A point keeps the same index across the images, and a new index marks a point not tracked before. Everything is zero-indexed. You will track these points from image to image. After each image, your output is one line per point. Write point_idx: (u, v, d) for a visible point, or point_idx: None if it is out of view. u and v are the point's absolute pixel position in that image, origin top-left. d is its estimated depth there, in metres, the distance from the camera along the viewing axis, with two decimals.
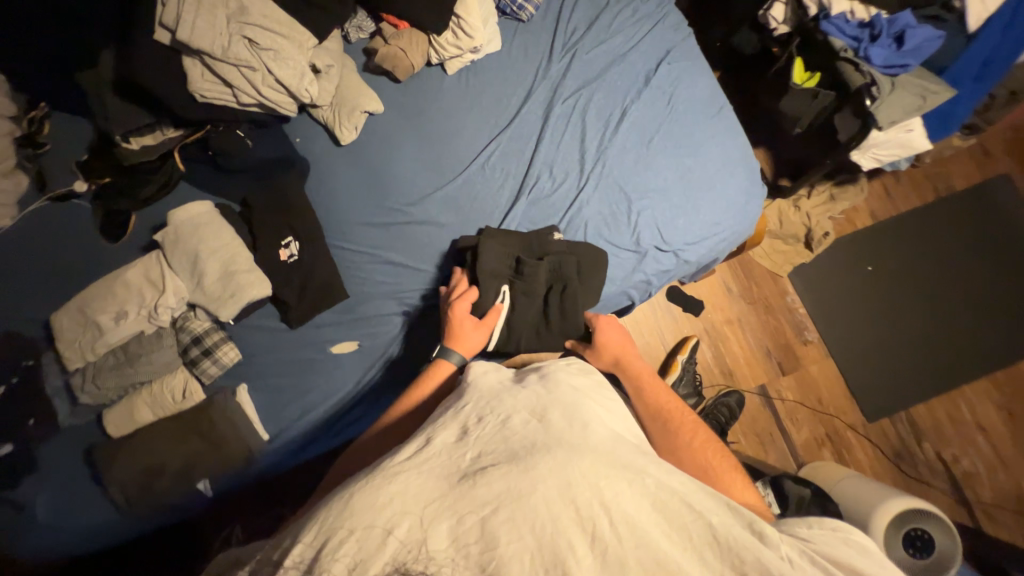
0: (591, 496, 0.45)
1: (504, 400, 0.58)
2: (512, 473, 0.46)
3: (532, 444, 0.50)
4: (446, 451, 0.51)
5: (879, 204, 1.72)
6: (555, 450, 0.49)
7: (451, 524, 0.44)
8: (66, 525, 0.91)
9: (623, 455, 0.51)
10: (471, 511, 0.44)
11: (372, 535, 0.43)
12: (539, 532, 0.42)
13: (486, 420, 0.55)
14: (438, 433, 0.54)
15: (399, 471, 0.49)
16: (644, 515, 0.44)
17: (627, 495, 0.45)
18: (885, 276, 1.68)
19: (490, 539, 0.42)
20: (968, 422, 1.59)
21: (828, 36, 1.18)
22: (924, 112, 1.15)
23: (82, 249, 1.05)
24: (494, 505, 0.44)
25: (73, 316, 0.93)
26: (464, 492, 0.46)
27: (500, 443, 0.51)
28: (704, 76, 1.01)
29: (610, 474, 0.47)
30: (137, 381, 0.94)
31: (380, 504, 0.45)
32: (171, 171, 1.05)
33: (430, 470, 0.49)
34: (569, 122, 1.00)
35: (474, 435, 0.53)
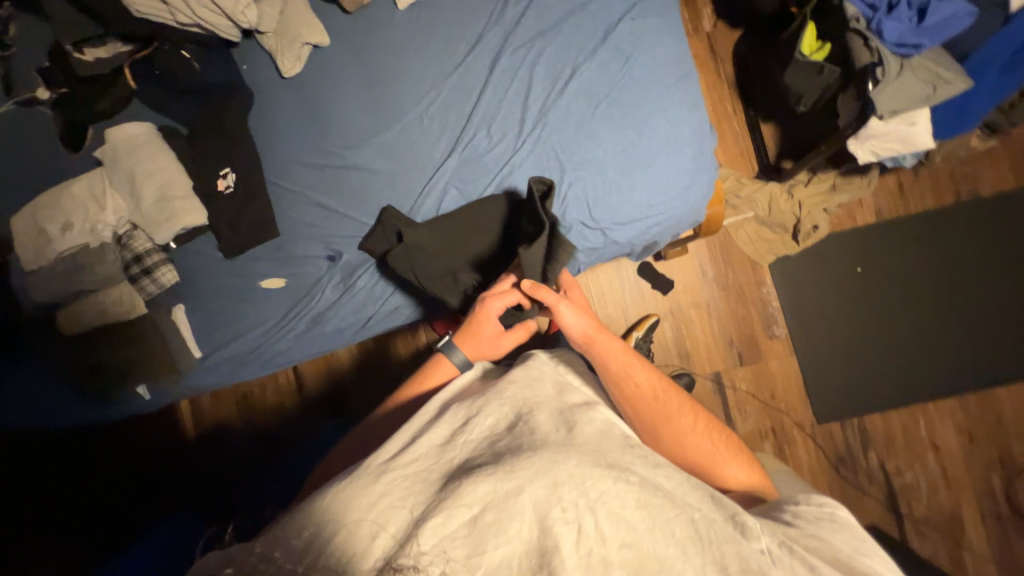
0: (577, 495, 0.48)
1: (489, 398, 0.61)
2: (500, 475, 0.49)
3: (519, 446, 0.53)
4: (434, 454, 0.54)
5: (887, 201, 1.57)
6: (541, 452, 0.51)
7: (439, 523, 0.46)
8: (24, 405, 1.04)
9: (610, 453, 0.54)
10: (462, 512, 0.47)
11: (366, 529, 0.47)
12: (529, 532, 0.46)
13: (473, 424, 0.57)
14: (425, 434, 0.57)
15: (390, 471, 0.52)
16: (629, 512, 0.48)
17: (612, 493, 0.49)
18: (875, 279, 1.57)
19: (481, 542, 0.45)
20: (922, 439, 1.55)
21: (843, 1, 1.02)
22: (932, 104, 1.02)
23: (42, 157, 1.09)
24: (484, 506, 0.47)
25: (26, 221, 0.99)
26: (451, 493, 0.48)
27: (488, 447, 0.54)
28: (672, 36, 0.90)
29: (595, 472, 0.50)
30: (83, 289, 1.01)
31: (368, 501, 0.49)
32: (122, 87, 1.05)
33: (421, 472, 0.52)
34: (515, 76, 0.93)
35: (461, 439, 0.56)
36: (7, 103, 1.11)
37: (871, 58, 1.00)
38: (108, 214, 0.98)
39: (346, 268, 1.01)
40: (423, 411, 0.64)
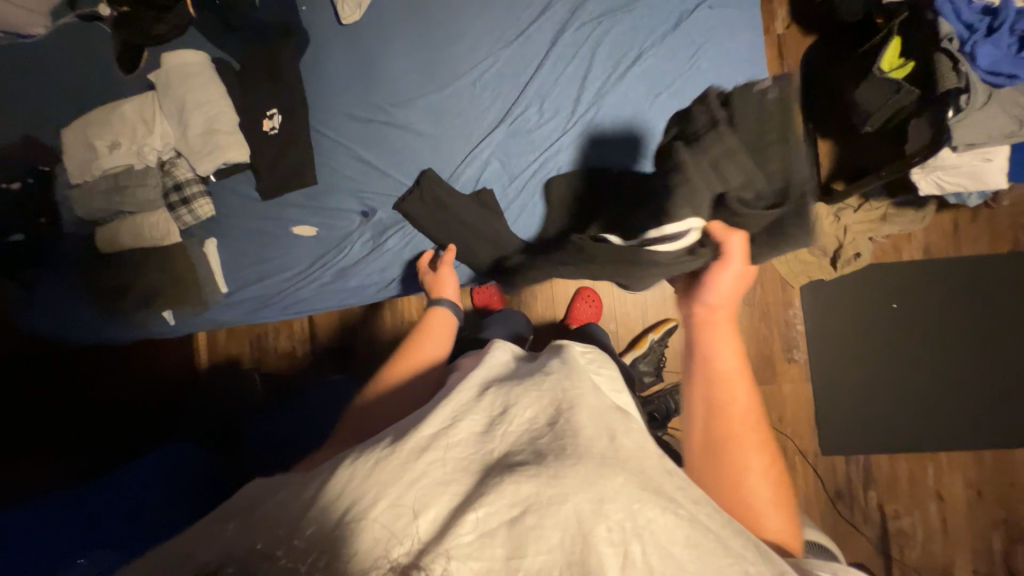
0: (624, 516, 0.37)
1: (528, 386, 0.48)
2: (546, 476, 0.39)
3: (562, 447, 0.42)
4: (472, 442, 0.43)
5: (937, 239, 1.50)
6: (589, 458, 0.40)
7: (468, 524, 0.37)
8: (58, 312, 1.08)
9: (663, 475, 0.43)
10: (500, 513, 0.37)
11: (394, 513, 0.38)
12: (569, 549, 0.36)
13: (512, 411, 0.45)
14: (461, 416, 0.45)
15: (427, 450, 0.42)
16: (681, 547, 0.38)
17: (663, 525, 0.38)
18: (909, 318, 1.51)
19: (519, 544, 0.36)
20: (927, 487, 1.51)
21: (939, 16, 0.95)
22: (1013, 141, 0.96)
23: (97, 74, 1.11)
24: (524, 509, 0.37)
25: (77, 135, 1.01)
26: (491, 488, 0.39)
27: (528, 441, 0.43)
28: (748, 32, 0.86)
29: (645, 495, 0.39)
30: (122, 210, 1.03)
31: (401, 480, 0.40)
32: (182, 14, 1.05)
33: (449, 461, 0.41)
34: (577, 53, 0.90)
35: (500, 430, 0.44)
36: (70, 16, 1.13)
37: (957, 84, 0.94)
38: (154, 138, 0.99)
39: (377, 226, 1.00)
40: (460, 382, 0.52)
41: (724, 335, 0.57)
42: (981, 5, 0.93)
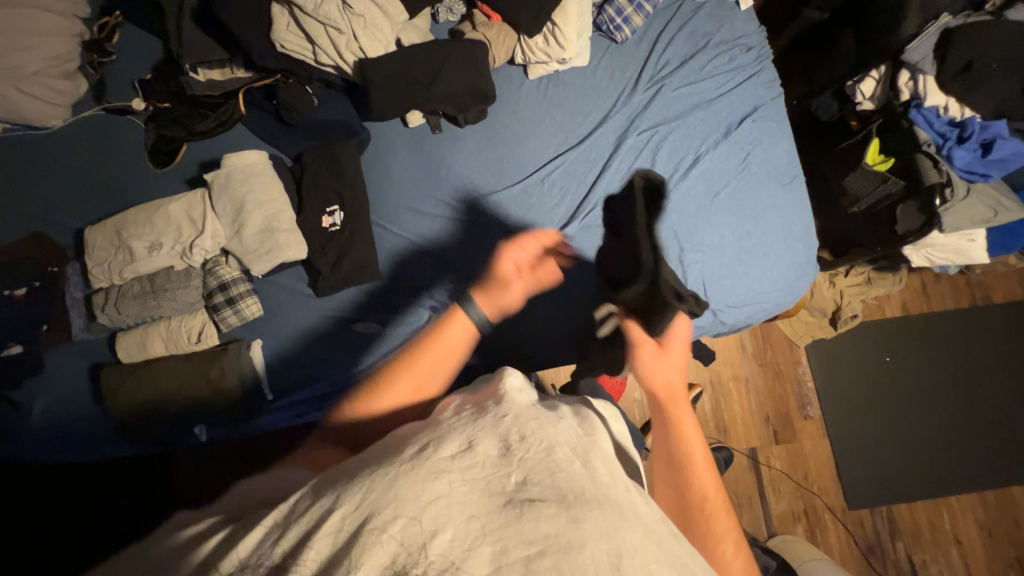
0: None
1: (553, 421, 0.47)
2: (569, 523, 0.38)
3: (588, 494, 0.41)
4: (494, 459, 0.42)
5: (912, 298, 1.70)
6: (620, 514, 0.40)
7: (494, 554, 0.37)
8: (57, 435, 0.92)
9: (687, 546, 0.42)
10: (517, 552, 0.37)
11: (415, 534, 0.38)
12: None
13: (542, 433, 0.45)
14: (487, 431, 0.44)
15: (447, 471, 0.41)
16: None
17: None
18: (902, 370, 1.67)
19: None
20: (946, 532, 1.59)
21: (913, 125, 1.18)
22: (991, 226, 1.18)
23: (126, 168, 1.04)
24: (542, 550, 0.37)
25: (107, 234, 0.92)
26: (512, 517, 0.38)
27: (550, 474, 0.41)
28: (786, 142, 0.99)
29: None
30: (158, 315, 0.93)
31: (421, 500, 0.39)
32: (233, 110, 1.02)
33: (473, 481, 0.41)
34: (639, 156, 0.98)
35: (524, 455, 0.43)
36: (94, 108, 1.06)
37: (939, 178, 1.14)
38: (203, 237, 0.92)
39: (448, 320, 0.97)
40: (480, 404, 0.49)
41: (684, 418, 0.61)
42: (948, 118, 1.15)
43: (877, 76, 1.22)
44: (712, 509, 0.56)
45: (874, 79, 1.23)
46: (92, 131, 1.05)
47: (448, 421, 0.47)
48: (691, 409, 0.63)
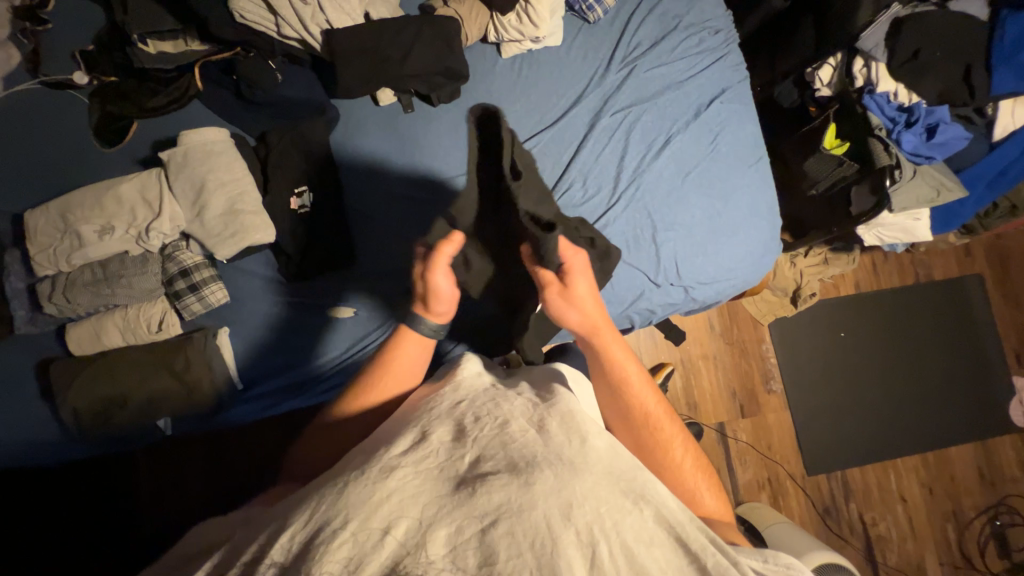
0: (591, 519, 0.45)
1: (501, 403, 0.58)
2: (515, 485, 0.47)
3: (531, 456, 0.50)
4: (445, 452, 0.52)
5: (864, 276, 1.81)
6: (557, 465, 0.49)
7: (450, 530, 0.45)
8: (5, 436, 0.85)
9: (622, 475, 0.51)
10: (472, 521, 0.45)
11: (368, 532, 0.45)
12: (538, 549, 0.43)
13: (485, 423, 0.54)
14: (437, 430, 0.54)
15: (400, 467, 0.50)
16: (639, 544, 0.46)
17: (627, 524, 0.47)
18: (854, 343, 1.78)
19: (490, 552, 0.43)
20: (892, 491, 1.72)
21: (867, 111, 1.23)
22: (935, 205, 1.25)
23: (70, 148, 0.96)
24: (495, 517, 0.45)
25: (50, 218, 0.85)
26: (464, 499, 0.47)
27: (500, 448, 0.51)
28: (752, 123, 1.02)
29: (608, 499, 0.48)
30: (112, 304, 0.87)
31: (374, 503, 0.46)
32: (190, 85, 0.96)
33: (427, 471, 0.50)
34: (613, 137, 0.99)
35: (473, 438, 0.53)
36: (30, 82, 0.97)
37: (889, 161, 1.22)
38: (161, 221, 0.87)
39: None
40: (433, 403, 0.60)
41: (609, 344, 0.69)
42: (897, 104, 1.22)
43: (833, 64, 1.29)
44: (649, 412, 0.67)
45: (832, 66, 1.29)
46: (28, 106, 0.96)
47: (402, 428, 0.56)
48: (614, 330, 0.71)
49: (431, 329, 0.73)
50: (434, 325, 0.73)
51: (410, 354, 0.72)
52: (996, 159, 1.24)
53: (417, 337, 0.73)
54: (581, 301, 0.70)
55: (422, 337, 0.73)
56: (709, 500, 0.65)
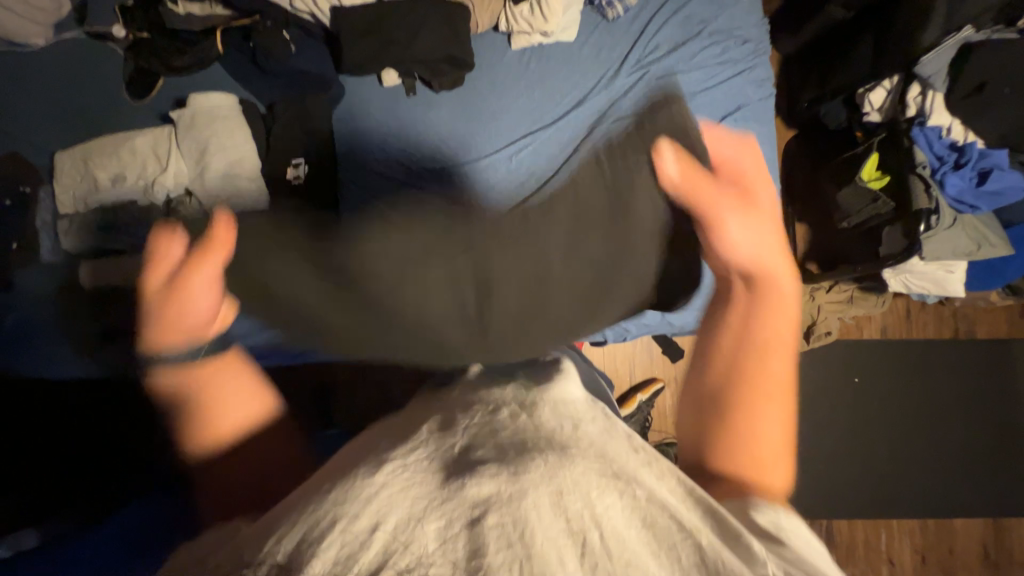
0: (582, 504, 0.37)
1: (491, 391, 0.54)
2: (504, 475, 0.39)
3: (521, 441, 0.44)
4: (431, 443, 0.46)
5: (894, 322, 1.66)
6: (549, 451, 0.42)
7: (439, 526, 0.36)
8: (22, 349, 0.95)
9: (615, 458, 0.43)
10: (460, 514, 0.37)
11: (355, 532, 0.36)
12: (528, 541, 0.35)
13: (475, 415, 0.50)
14: (419, 431, 0.49)
15: (387, 462, 0.43)
16: (633, 530, 0.37)
17: (618, 508, 0.38)
18: (869, 392, 1.65)
19: (478, 544, 0.35)
20: (880, 552, 1.61)
21: (913, 146, 1.12)
22: (971, 259, 1.15)
23: (99, 96, 1.02)
24: (484, 510, 0.37)
25: (74, 161, 0.94)
26: (451, 492, 0.39)
27: (489, 436, 0.45)
28: (766, 145, 0.98)
29: (603, 481, 0.40)
30: (116, 246, 0.95)
31: (361, 499, 0.39)
32: (208, 47, 0.99)
33: (415, 465, 0.43)
34: None
35: (461, 429, 0.48)
36: (74, 31, 1.03)
37: (928, 205, 1.10)
38: (167, 176, 0.93)
39: None
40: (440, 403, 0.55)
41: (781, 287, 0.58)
42: (949, 141, 1.10)
43: (889, 86, 1.16)
44: (770, 371, 0.53)
45: (885, 90, 1.17)
46: (68, 53, 1.03)
47: (390, 433, 0.51)
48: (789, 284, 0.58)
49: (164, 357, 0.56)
50: (172, 351, 0.56)
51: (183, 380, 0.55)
52: None
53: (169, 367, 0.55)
54: (768, 217, 0.62)
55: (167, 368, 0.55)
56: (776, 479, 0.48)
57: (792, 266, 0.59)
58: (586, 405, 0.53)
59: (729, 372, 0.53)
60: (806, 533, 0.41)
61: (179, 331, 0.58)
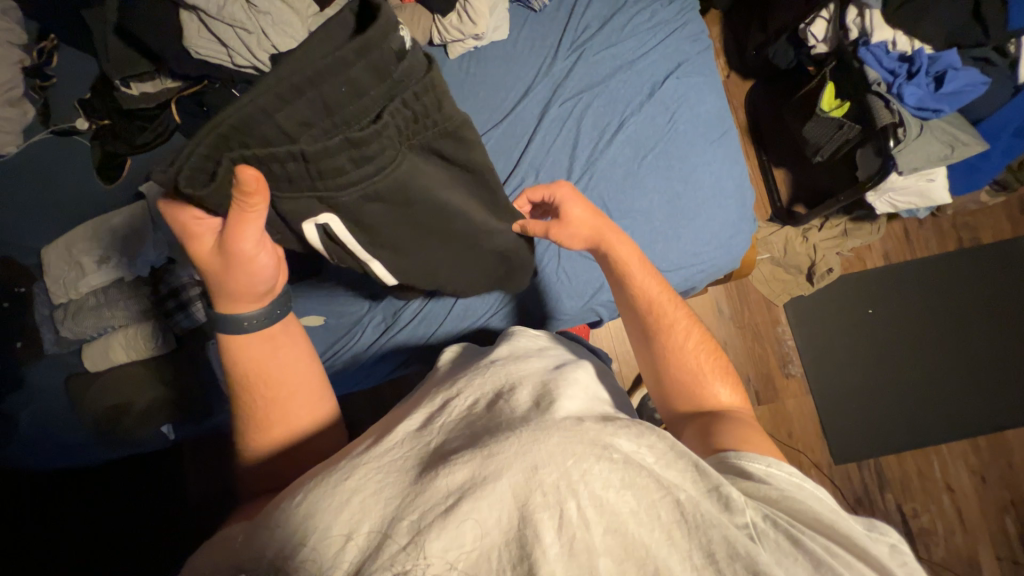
0: (558, 477, 0.39)
1: (469, 379, 0.56)
2: (477, 459, 0.41)
3: (495, 426, 0.46)
4: (407, 439, 0.48)
5: (894, 246, 1.63)
6: (520, 429, 0.43)
7: (412, 522, 0.39)
8: (42, 444, 0.92)
9: (590, 426, 0.45)
10: (435, 504, 0.39)
11: (328, 541, 0.39)
12: (505, 523, 0.38)
13: (452, 406, 0.52)
14: (399, 426, 0.51)
15: (358, 469, 0.45)
16: (613, 494, 0.40)
17: (596, 473, 0.40)
18: (886, 321, 1.61)
19: (457, 536, 0.37)
20: (937, 480, 1.53)
21: (864, 65, 1.11)
22: (949, 162, 1.12)
23: (72, 187, 1.04)
24: (460, 496, 0.39)
25: (60, 252, 0.97)
26: (424, 486, 0.41)
27: (465, 427, 0.48)
28: (714, 96, 1.01)
29: (577, 449, 0.41)
30: (113, 324, 0.98)
31: (336, 506, 0.41)
32: (167, 119, 1.04)
33: (390, 464, 0.45)
34: (564, 126, 0.99)
35: (439, 422, 0.50)
36: (40, 131, 1.05)
37: (892, 118, 1.09)
38: (149, 247, 0.96)
39: (390, 308, 1.01)
40: (427, 397, 0.58)
41: (616, 241, 0.75)
42: (897, 54, 1.10)
43: (827, 16, 1.16)
44: (662, 328, 0.70)
45: (825, 20, 1.16)
46: (38, 154, 1.04)
47: (372, 436, 0.53)
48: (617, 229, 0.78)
49: (254, 320, 0.63)
50: (255, 312, 0.63)
51: (256, 352, 0.64)
52: (1010, 113, 1.15)
53: (252, 334, 0.64)
54: (581, 216, 0.76)
55: (246, 334, 0.63)
56: (723, 393, 0.66)
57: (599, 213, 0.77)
58: (569, 381, 0.55)
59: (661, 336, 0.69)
60: (800, 476, 0.50)
61: (246, 298, 0.62)
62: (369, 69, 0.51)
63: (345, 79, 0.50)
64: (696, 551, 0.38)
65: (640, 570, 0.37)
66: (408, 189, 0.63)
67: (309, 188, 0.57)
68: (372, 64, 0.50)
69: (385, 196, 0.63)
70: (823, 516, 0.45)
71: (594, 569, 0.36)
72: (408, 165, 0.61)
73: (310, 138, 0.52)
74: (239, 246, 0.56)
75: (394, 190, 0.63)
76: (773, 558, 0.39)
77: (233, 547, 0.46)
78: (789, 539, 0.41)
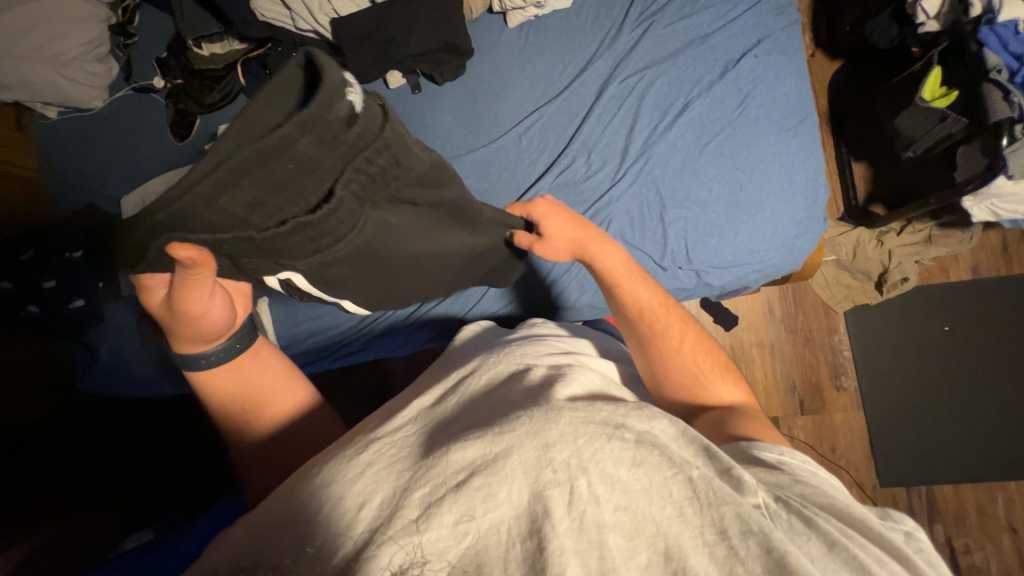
0: (569, 455, 0.39)
1: (489, 359, 0.56)
2: (489, 436, 0.41)
3: (509, 403, 0.46)
4: (421, 414, 0.49)
5: (986, 259, 1.46)
6: (533, 409, 0.43)
7: (424, 491, 0.39)
8: (119, 373, 1.02)
9: (603, 407, 0.44)
10: (448, 478, 0.39)
11: (344, 506, 0.40)
12: (517, 500, 0.38)
13: (468, 382, 0.53)
14: (413, 403, 0.52)
15: (375, 441, 0.46)
16: (624, 473, 0.38)
17: (607, 453, 0.39)
18: (964, 341, 1.45)
19: (468, 507, 0.37)
20: (998, 517, 1.40)
21: (984, 49, 0.96)
22: None
23: (147, 142, 1.09)
24: (472, 470, 0.39)
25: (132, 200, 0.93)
26: (436, 460, 0.41)
27: (478, 404, 0.49)
28: (795, 78, 0.91)
29: (589, 429, 0.41)
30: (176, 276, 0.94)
31: (352, 477, 0.42)
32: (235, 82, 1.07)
33: (404, 437, 0.46)
34: (623, 105, 0.93)
35: (453, 397, 0.51)
36: (123, 87, 1.11)
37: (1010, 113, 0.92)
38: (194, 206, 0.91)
39: None
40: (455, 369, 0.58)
41: (598, 250, 0.71)
42: None
43: None
44: (661, 336, 0.66)
45: None
46: (121, 110, 1.10)
47: (388, 413, 0.54)
48: (601, 234, 0.73)
49: (212, 358, 0.68)
50: (213, 350, 0.68)
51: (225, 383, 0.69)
52: None
53: (214, 368, 0.69)
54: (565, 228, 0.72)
55: (212, 369, 0.69)
56: (725, 391, 0.64)
57: (584, 223, 0.72)
58: (587, 373, 0.53)
59: (664, 343, 0.65)
60: (813, 463, 0.48)
61: (199, 341, 0.67)
62: (317, 140, 0.49)
63: (294, 154, 0.49)
64: (708, 526, 0.36)
65: (652, 548, 0.36)
66: (378, 248, 0.67)
67: (272, 257, 0.59)
68: (318, 137, 0.49)
69: (355, 257, 0.66)
70: (840, 503, 0.42)
71: (605, 546, 0.35)
72: (374, 224, 0.64)
73: (264, 216, 0.53)
74: (184, 304, 0.61)
75: (368, 251, 0.67)
76: (787, 536, 0.37)
77: (232, 538, 0.43)
78: (801, 520, 0.38)
